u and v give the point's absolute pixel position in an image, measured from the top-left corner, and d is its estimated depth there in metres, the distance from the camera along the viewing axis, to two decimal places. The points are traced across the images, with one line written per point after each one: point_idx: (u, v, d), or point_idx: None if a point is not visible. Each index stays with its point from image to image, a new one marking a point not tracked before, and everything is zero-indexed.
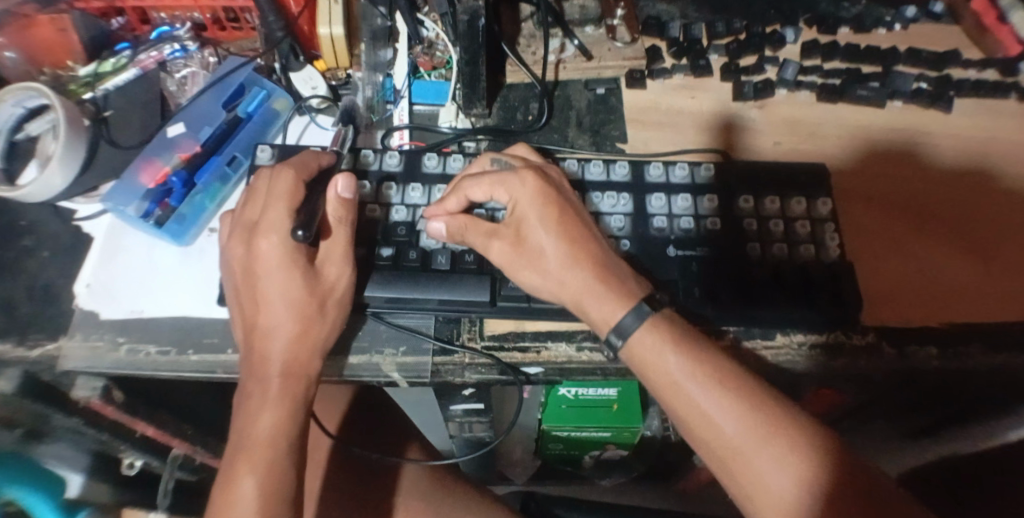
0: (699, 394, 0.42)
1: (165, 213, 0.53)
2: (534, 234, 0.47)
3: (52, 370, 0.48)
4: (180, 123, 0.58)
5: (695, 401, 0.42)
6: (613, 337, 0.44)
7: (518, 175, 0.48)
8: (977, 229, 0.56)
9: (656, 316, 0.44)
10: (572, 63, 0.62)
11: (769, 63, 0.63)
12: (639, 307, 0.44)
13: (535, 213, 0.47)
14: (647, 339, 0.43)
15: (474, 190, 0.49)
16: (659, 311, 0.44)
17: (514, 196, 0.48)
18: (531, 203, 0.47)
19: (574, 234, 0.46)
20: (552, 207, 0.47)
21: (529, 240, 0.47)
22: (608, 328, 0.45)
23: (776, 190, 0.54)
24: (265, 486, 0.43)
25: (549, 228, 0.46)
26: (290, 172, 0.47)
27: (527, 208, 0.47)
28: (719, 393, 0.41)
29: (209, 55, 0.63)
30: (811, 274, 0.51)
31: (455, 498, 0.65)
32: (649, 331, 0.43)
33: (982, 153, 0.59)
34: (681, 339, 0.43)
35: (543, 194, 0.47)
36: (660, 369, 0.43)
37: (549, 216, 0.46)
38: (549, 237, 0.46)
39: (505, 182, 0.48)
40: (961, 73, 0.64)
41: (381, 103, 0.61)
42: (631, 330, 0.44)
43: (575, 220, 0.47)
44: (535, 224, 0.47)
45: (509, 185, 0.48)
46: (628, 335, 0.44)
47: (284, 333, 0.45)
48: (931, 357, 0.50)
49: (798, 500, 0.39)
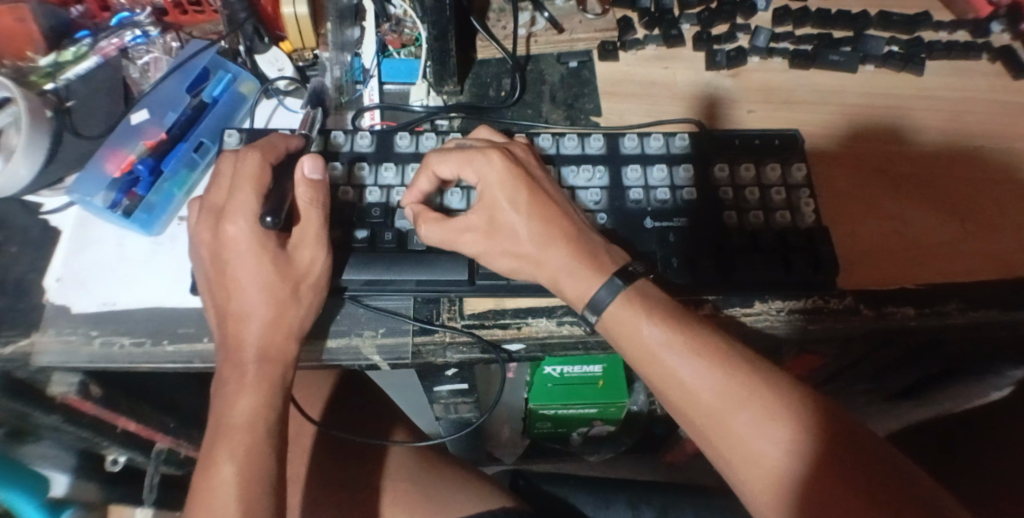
0: (675, 360, 0.42)
1: (132, 202, 0.52)
2: (506, 217, 0.46)
3: (26, 367, 0.47)
4: (144, 110, 0.57)
5: (671, 368, 0.42)
6: (589, 313, 0.45)
7: (488, 153, 0.47)
8: (952, 189, 0.56)
9: (629, 290, 0.44)
10: (544, 37, 0.62)
11: (741, 31, 0.63)
12: (611, 282, 0.44)
13: (505, 195, 0.46)
14: (624, 308, 0.44)
15: (442, 167, 0.47)
16: (632, 283, 0.45)
17: (483, 178, 0.47)
18: (500, 185, 0.46)
19: (546, 213, 0.46)
20: (522, 187, 0.46)
21: (503, 222, 0.46)
22: (581, 305, 0.45)
23: (751, 157, 0.55)
24: (245, 471, 0.42)
25: (520, 209, 0.46)
26: (256, 155, 0.46)
27: (497, 192, 0.46)
28: (696, 358, 0.42)
29: (171, 39, 0.61)
30: (788, 237, 0.51)
31: (445, 478, 0.65)
32: (623, 304, 0.44)
33: (954, 113, 0.60)
34: (656, 306, 0.44)
35: (512, 174, 0.46)
36: (636, 337, 0.43)
37: (520, 197, 0.46)
38: (520, 219, 0.46)
39: (474, 159, 0.47)
40: (932, 35, 0.64)
41: (349, 83, 0.61)
42: (605, 304, 0.44)
43: (545, 198, 0.46)
44: (506, 206, 0.46)
45: (478, 164, 0.47)
46: (602, 311, 0.44)
47: (259, 316, 0.45)
48: (908, 317, 0.50)
49: (778, 460, 0.39)
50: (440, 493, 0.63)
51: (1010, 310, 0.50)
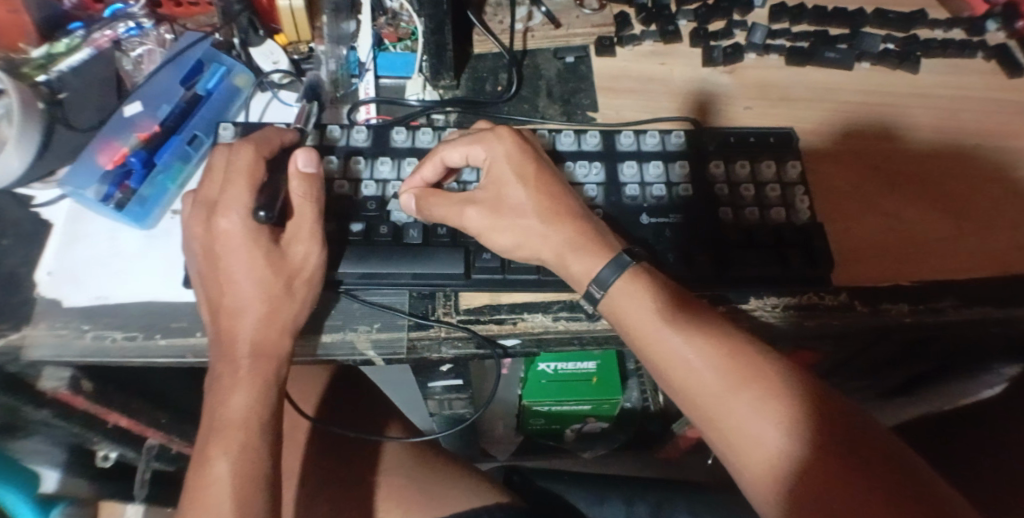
0: (677, 342, 0.42)
1: (125, 196, 0.51)
2: (512, 193, 0.46)
3: (17, 361, 0.46)
4: (137, 102, 0.56)
5: (672, 350, 0.42)
6: (594, 289, 0.44)
7: (498, 132, 0.48)
8: (946, 187, 0.56)
9: (635, 269, 0.44)
10: (540, 32, 0.62)
11: (738, 27, 0.63)
12: (618, 259, 0.44)
13: (513, 170, 0.46)
14: (628, 290, 0.44)
15: (450, 153, 0.47)
16: (637, 262, 0.45)
17: (491, 155, 0.47)
18: (507, 161, 0.47)
19: (553, 190, 0.46)
20: (530, 165, 0.47)
21: (508, 199, 0.46)
22: (589, 280, 0.45)
23: (746, 155, 0.55)
24: (239, 464, 0.42)
25: (528, 186, 0.46)
26: (251, 148, 0.46)
27: (504, 167, 0.47)
28: (697, 341, 0.42)
29: (165, 32, 0.61)
30: (784, 233, 0.51)
31: (440, 473, 0.65)
32: (628, 281, 0.44)
33: (949, 111, 0.60)
34: (659, 289, 0.44)
35: (520, 151, 0.47)
36: (637, 319, 0.43)
37: (528, 174, 0.46)
38: (527, 193, 0.46)
39: (482, 139, 0.47)
40: (927, 33, 0.64)
41: (346, 77, 0.59)
42: (611, 283, 0.44)
43: (552, 177, 0.47)
44: (513, 182, 0.46)
45: (486, 143, 0.47)
46: (608, 289, 0.44)
47: (252, 312, 0.45)
48: (903, 313, 0.50)
49: (777, 444, 0.39)
50: (436, 488, 0.63)
51: (1005, 306, 0.50)
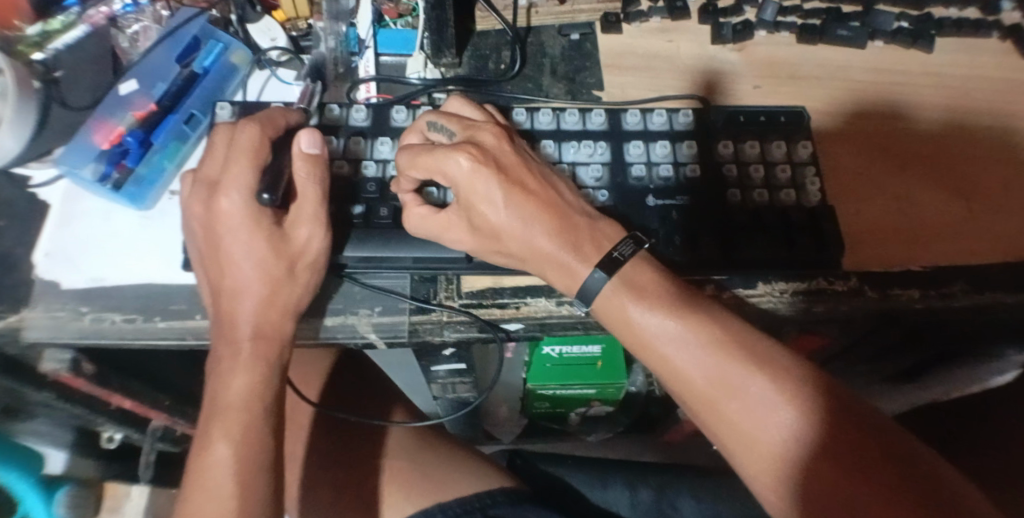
0: (669, 347, 0.41)
1: (122, 175, 0.51)
2: (484, 219, 0.44)
3: (16, 343, 0.46)
4: (132, 80, 0.55)
5: (666, 356, 0.42)
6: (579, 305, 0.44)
7: (448, 154, 0.43)
8: (958, 168, 0.55)
9: (622, 272, 0.43)
10: (545, 8, 0.60)
11: (748, 4, 0.61)
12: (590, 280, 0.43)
13: (478, 198, 0.43)
14: (616, 296, 0.43)
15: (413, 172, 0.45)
16: (625, 265, 0.43)
17: (453, 179, 0.44)
18: (470, 189, 0.43)
19: (523, 212, 0.43)
20: (495, 188, 0.43)
21: (484, 223, 0.44)
22: (573, 296, 0.44)
23: (755, 135, 0.53)
24: (239, 449, 0.42)
25: (497, 211, 0.43)
26: (255, 127, 0.45)
27: (468, 194, 0.44)
28: (690, 346, 0.41)
29: (161, 8, 0.59)
30: (792, 216, 0.50)
31: (442, 457, 0.65)
32: (614, 287, 0.43)
33: (963, 92, 0.58)
34: (649, 291, 0.42)
35: (479, 175, 0.43)
36: (628, 325, 0.42)
37: (493, 198, 0.43)
38: (498, 220, 0.43)
39: (437, 164, 0.43)
40: (941, 11, 0.62)
41: (345, 55, 0.59)
42: (593, 294, 0.43)
43: (521, 194, 0.44)
44: (482, 209, 0.44)
45: (442, 168, 0.44)
46: (590, 301, 0.43)
47: (254, 294, 0.44)
48: (913, 299, 0.49)
49: (772, 443, 0.39)
50: (436, 470, 0.63)
51: (1018, 292, 0.49)
